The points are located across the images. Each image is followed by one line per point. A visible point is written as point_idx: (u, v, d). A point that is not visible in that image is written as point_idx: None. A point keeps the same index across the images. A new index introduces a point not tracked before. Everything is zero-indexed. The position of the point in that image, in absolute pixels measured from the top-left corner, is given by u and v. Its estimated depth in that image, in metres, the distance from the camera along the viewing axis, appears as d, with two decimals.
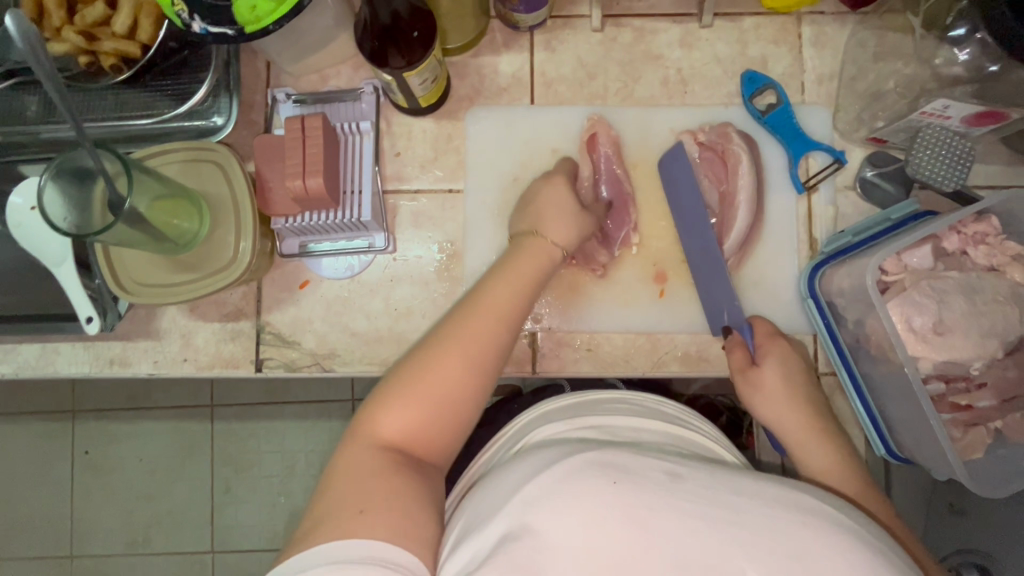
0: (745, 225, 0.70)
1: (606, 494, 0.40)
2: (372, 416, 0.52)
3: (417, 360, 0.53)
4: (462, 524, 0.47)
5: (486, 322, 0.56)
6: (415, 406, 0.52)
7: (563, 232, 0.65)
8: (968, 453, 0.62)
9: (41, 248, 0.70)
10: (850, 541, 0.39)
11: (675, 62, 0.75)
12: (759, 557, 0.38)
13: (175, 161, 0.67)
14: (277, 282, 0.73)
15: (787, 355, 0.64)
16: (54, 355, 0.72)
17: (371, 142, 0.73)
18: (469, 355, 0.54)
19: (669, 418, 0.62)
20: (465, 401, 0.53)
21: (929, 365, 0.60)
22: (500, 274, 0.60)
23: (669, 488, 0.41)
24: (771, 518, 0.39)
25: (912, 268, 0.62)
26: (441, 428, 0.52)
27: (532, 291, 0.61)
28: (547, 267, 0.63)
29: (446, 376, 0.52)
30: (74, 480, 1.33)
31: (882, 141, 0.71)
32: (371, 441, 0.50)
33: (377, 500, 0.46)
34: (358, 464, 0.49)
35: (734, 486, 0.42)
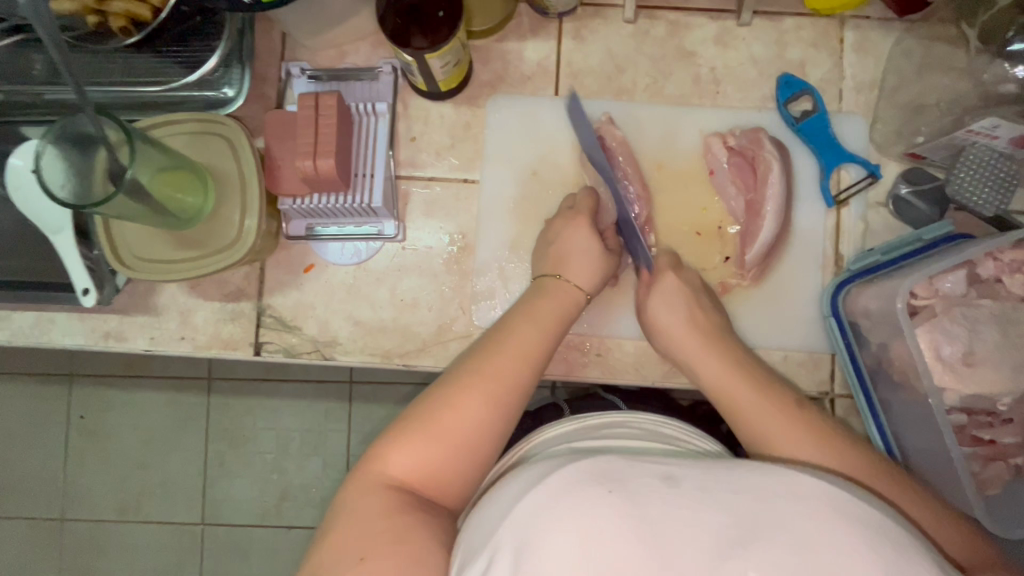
0: (771, 236, 0.66)
1: (605, 504, 0.42)
2: (384, 455, 0.52)
3: (436, 401, 0.54)
4: (467, 541, 0.47)
5: (508, 364, 0.56)
6: (426, 447, 0.52)
7: (584, 272, 0.64)
8: (986, 488, 0.60)
9: (39, 214, 0.67)
10: (850, 525, 0.40)
11: (708, 60, 0.72)
12: (760, 555, 0.39)
13: (183, 133, 0.65)
14: (282, 264, 0.71)
15: (666, 287, 0.64)
16: (49, 324, 0.70)
17: (386, 124, 0.70)
18: (489, 397, 0.54)
19: (678, 440, 0.61)
20: (482, 445, 0.53)
21: (955, 396, 0.58)
22: (523, 314, 0.61)
23: (665, 493, 0.43)
24: (767, 513, 0.41)
25: (943, 293, 0.59)
26: (454, 471, 0.53)
27: (556, 332, 0.61)
28: (568, 310, 0.63)
29: (466, 418, 0.53)
30: (68, 445, 1.32)
31: (920, 158, 0.68)
32: (383, 481, 0.51)
33: (378, 545, 0.47)
34: (367, 501, 0.50)
35: (729, 483, 0.43)
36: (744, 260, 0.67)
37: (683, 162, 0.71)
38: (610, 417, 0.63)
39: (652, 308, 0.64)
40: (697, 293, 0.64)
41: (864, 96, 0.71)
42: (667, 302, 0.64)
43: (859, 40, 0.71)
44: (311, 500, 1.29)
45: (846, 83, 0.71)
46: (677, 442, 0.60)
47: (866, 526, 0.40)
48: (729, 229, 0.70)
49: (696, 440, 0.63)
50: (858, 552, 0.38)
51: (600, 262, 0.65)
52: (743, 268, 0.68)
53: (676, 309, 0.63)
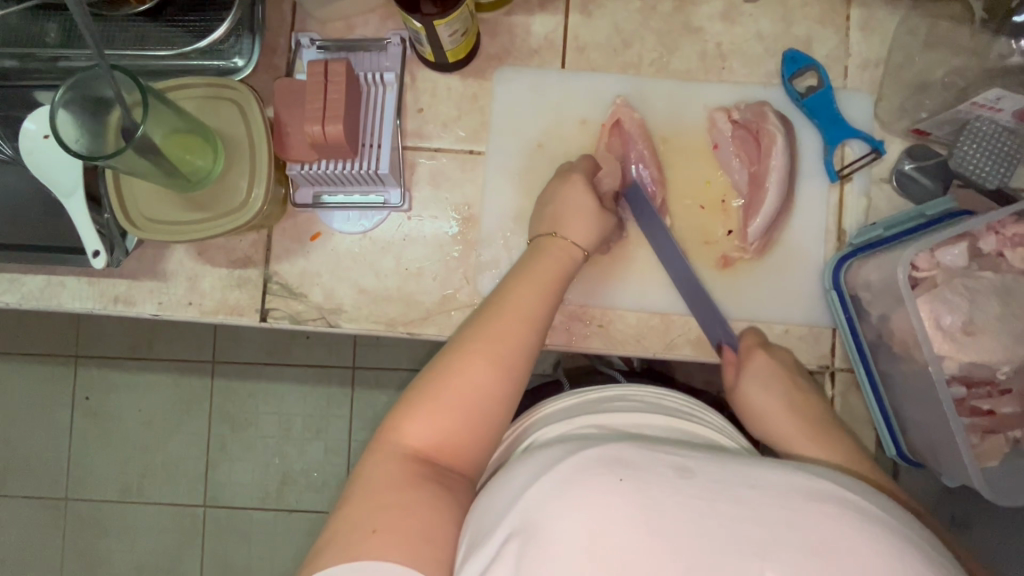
0: (774, 209, 0.67)
1: (615, 492, 0.39)
2: (398, 426, 0.53)
3: (442, 367, 0.54)
4: (470, 529, 0.46)
5: (511, 326, 0.57)
6: (438, 413, 0.53)
7: (581, 231, 0.65)
8: (984, 459, 0.60)
9: (51, 177, 0.68)
10: (874, 531, 0.38)
11: (714, 36, 0.72)
12: (779, 559, 0.36)
13: (193, 97, 0.65)
14: (288, 232, 0.72)
15: (757, 368, 0.64)
16: (59, 288, 0.71)
17: (394, 94, 0.71)
18: (496, 360, 0.55)
19: (675, 412, 0.61)
20: (492, 407, 0.54)
21: (954, 365, 0.58)
22: (521, 277, 0.61)
23: (678, 485, 0.40)
24: (787, 513, 0.38)
25: (944, 266, 0.60)
26: (468, 432, 0.53)
27: (555, 289, 0.61)
28: (567, 269, 0.63)
29: (474, 381, 0.53)
30: (73, 425, 1.34)
31: (924, 134, 0.68)
32: (399, 451, 0.51)
33: (389, 517, 0.47)
34: (382, 473, 0.50)
35: (748, 479, 0.41)
36: (746, 233, 0.68)
37: (687, 136, 0.71)
38: (612, 392, 0.64)
39: (747, 391, 0.63)
40: (792, 375, 0.64)
41: (870, 73, 0.71)
42: (764, 386, 0.63)
43: (865, 17, 0.72)
44: (313, 484, 1.30)
45: (851, 60, 0.71)
46: (689, 420, 0.60)
47: (885, 532, 0.38)
48: (733, 202, 0.70)
49: (707, 417, 0.64)
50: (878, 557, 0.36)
51: (596, 220, 0.65)
52: (745, 240, 0.68)
53: (772, 391, 0.62)
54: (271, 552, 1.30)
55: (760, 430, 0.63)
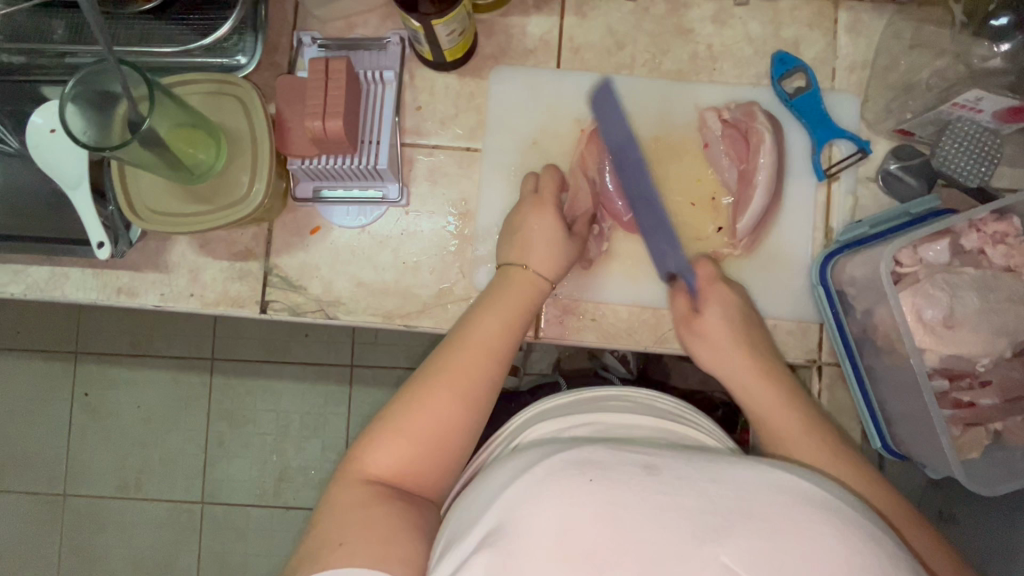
0: (763, 206, 0.69)
1: (585, 491, 0.41)
2: (361, 456, 0.55)
3: (406, 400, 0.56)
4: (450, 531, 0.48)
5: (473, 357, 0.59)
6: (400, 443, 0.55)
7: (547, 260, 0.66)
8: (965, 451, 0.61)
9: (57, 170, 0.70)
10: (827, 518, 0.40)
11: (705, 38, 0.74)
12: (740, 545, 0.38)
13: (198, 92, 0.67)
14: (289, 226, 0.73)
15: (729, 301, 0.67)
16: (63, 279, 0.73)
17: (393, 92, 0.73)
18: (456, 391, 0.57)
19: (661, 413, 0.62)
20: (453, 435, 0.56)
21: (935, 357, 0.60)
22: (487, 306, 0.63)
23: (646, 482, 0.42)
24: (749, 502, 0.41)
25: (926, 261, 0.62)
26: (428, 462, 0.55)
27: (521, 325, 0.63)
28: (532, 299, 0.65)
29: (435, 412, 0.55)
30: (71, 420, 1.35)
31: (909, 133, 0.70)
32: (362, 478, 0.53)
33: (355, 533, 0.48)
34: (345, 497, 0.52)
35: (709, 473, 0.43)
36: (735, 230, 0.70)
37: (679, 135, 0.73)
38: (607, 392, 0.65)
39: (710, 316, 0.66)
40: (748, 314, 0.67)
41: (857, 75, 0.73)
42: (726, 315, 0.66)
43: (853, 20, 0.73)
44: (309, 480, 1.31)
45: (839, 62, 0.73)
46: (677, 421, 0.62)
47: (839, 518, 0.40)
48: (722, 200, 0.72)
49: (698, 421, 0.66)
50: (836, 544, 0.38)
51: (561, 248, 0.67)
52: (734, 237, 0.70)
53: (732, 323, 0.66)
54: (267, 548, 1.31)
55: (705, 357, 0.67)
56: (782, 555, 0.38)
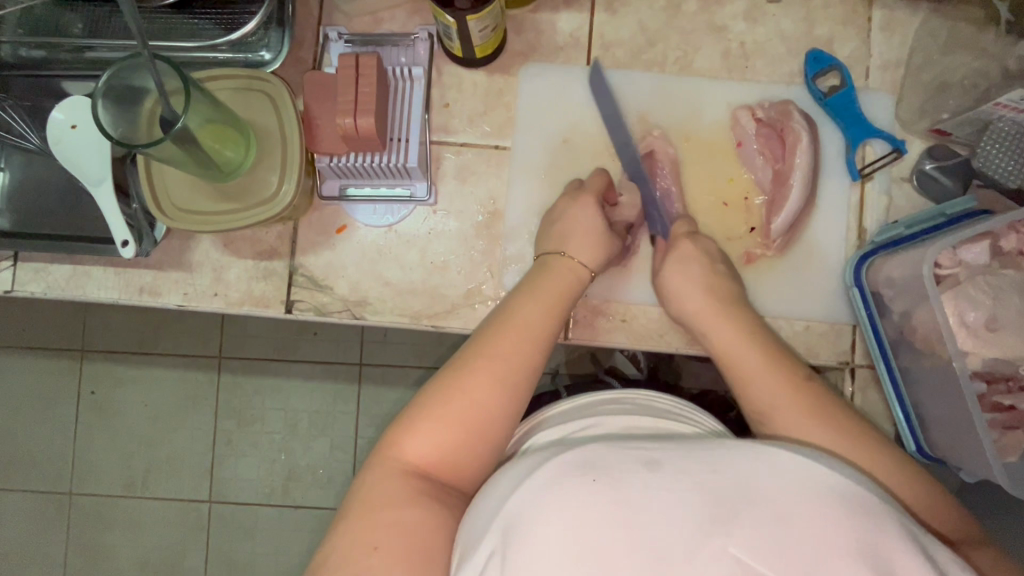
0: (798, 206, 0.68)
1: (590, 493, 0.42)
2: (399, 440, 0.53)
3: (444, 384, 0.54)
4: (463, 536, 0.48)
5: (515, 342, 0.57)
6: (440, 429, 0.53)
7: (588, 251, 0.65)
8: (1005, 454, 0.60)
9: (79, 167, 0.68)
10: (823, 501, 0.41)
11: (738, 35, 0.73)
12: (740, 533, 0.40)
13: (227, 89, 0.66)
14: (314, 225, 0.72)
15: (681, 253, 0.66)
16: (85, 278, 0.71)
17: (421, 88, 0.72)
18: (497, 379, 0.55)
19: (677, 415, 0.62)
20: (495, 423, 0.54)
21: (978, 361, 0.59)
22: (523, 296, 0.61)
23: (648, 479, 0.43)
24: (746, 491, 0.42)
25: (967, 263, 0.61)
26: (470, 451, 0.53)
27: (561, 311, 0.61)
28: (570, 290, 0.63)
29: (475, 399, 0.54)
30: (78, 419, 1.33)
31: (945, 134, 0.69)
32: (400, 466, 0.52)
33: (388, 536, 0.48)
34: (382, 488, 0.50)
35: (708, 464, 0.45)
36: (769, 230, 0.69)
37: (711, 134, 0.72)
38: (605, 396, 0.64)
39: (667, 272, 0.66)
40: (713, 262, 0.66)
41: (891, 74, 0.72)
42: (682, 270, 0.65)
43: (888, 18, 0.72)
44: (319, 480, 1.30)
45: (873, 61, 0.72)
46: (678, 421, 0.61)
47: (837, 500, 0.42)
48: (756, 199, 0.71)
49: (695, 417, 0.64)
50: (833, 523, 0.40)
51: (603, 242, 0.66)
52: (768, 238, 0.69)
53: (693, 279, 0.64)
54: (276, 548, 1.30)
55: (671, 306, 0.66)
56: (783, 540, 0.40)
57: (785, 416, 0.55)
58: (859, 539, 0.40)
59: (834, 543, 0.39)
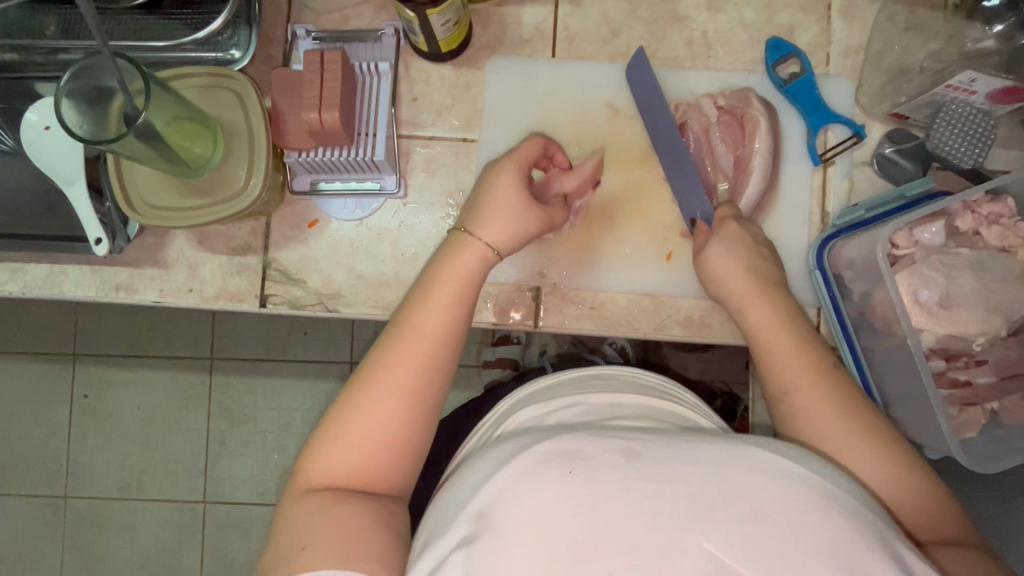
0: (757, 192, 0.70)
1: (563, 485, 0.42)
2: (307, 465, 0.53)
3: (343, 403, 0.54)
4: (433, 519, 0.48)
5: (408, 345, 0.55)
6: (341, 447, 0.52)
7: (500, 234, 0.63)
8: (963, 431, 0.62)
9: (53, 166, 0.70)
10: (805, 498, 0.41)
11: (700, 25, 0.74)
12: (716, 530, 0.40)
13: (195, 86, 0.67)
14: (286, 220, 0.73)
15: (727, 234, 0.65)
16: (62, 277, 0.73)
17: (389, 83, 0.72)
18: (392, 385, 0.54)
19: (648, 390, 0.63)
20: (393, 427, 0.53)
21: (932, 338, 0.61)
22: (428, 286, 0.59)
23: (624, 470, 0.43)
24: (728, 486, 0.41)
25: (923, 243, 0.62)
26: (374, 459, 0.53)
27: (466, 306, 0.59)
28: (478, 272, 0.61)
29: (369, 410, 0.53)
30: (71, 422, 1.35)
31: (904, 118, 0.70)
32: (309, 487, 0.51)
33: (319, 534, 0.47)
34: (297, 509, 0.50)
35: (688, 456, 0.44)
36: None
37: None
38: (582, 372, 0.67)
39: (711, 253, 0.65)
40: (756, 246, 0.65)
41: (851, 59, 0.73)
42: (728, 252, 0.64)
43: (846, 5, 0.74)
44: None
45: (833, 47, 0.73)
46: (661, 398, 0.62)
47: (811, 489, 0.41)
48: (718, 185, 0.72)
49: (677, 395, 0.66)
50: (813, 517, 0.40)
51: (522, 219, 0.63)
52: None
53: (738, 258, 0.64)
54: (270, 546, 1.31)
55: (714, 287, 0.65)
56: (760, 538, 0.39)
57: (795, 403, 0.55)
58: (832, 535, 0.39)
59: (813, 544, 0.39)
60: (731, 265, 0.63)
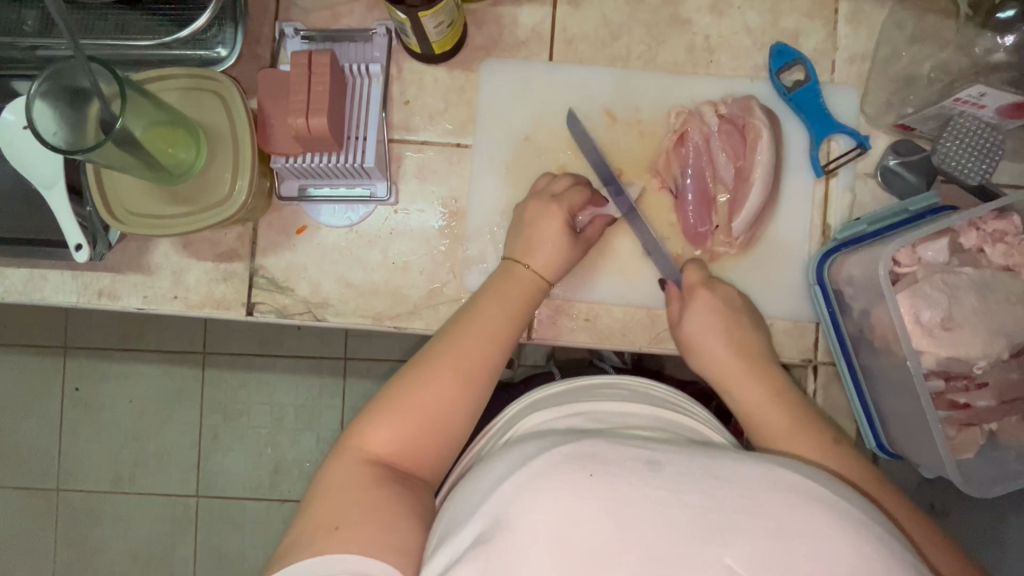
0: (759, 204, 0.67)
1: (584, 488, 0.40)
2: (362, 432, 0.53)
3: (410, 377, 0.55)
4: (445, 519, 0.47)
5: (478, 340, 0.58)
6: (402, 422, 0.53)
7: (551, 263, 0.65)
8: (960, 452, 0.61)
9: (30, 168, 0.67)
10: (825, 518, 0.39)
11: (703, 28, 0.72)
12: (737, 543, 0.38)
13: (176, 89, 0.64)
14: (273, 225, 0.71)
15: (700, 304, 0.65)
16: (42, 282, 0.71)
17: (380, 86, 0.70)
18: (460, 373, 0.56)
19: (660, 402, 0.61)
20: (454, 416, 0.55)
21: (932, 360, 0.59)
22: (491, 291, 0.62)
23: (646, 478, 0.41)
24: (750, 499, 0.40)
25: (925, 261, 0.61)
26: (429, 444, 0.54)
27: (522, 316, 0.62)
28: (530, 298, 0.63)
29: (435, 393, 0.55)
30: (62, 415, 1.33)
31: (910, 129, 0.68)
32: (362, 456, 0.52)
33: (354, 516, 0.47)
34: (343, 476, 0.50)
35: (711, 470, 0.42)
36: (732, 228, 0.68)
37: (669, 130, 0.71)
38: (598, 380, 0.65)
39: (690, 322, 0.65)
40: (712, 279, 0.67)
41: (856, 67, 0.71)
42: (706, 324, 0.64)
43: (854, 11, 0.71)
44: (304, 472, 1.31)
45: (839, 54, 0.71)
46: (672, 409, 0.60)
47: (829, 509, 0.40)
48: (719, 198, 0.70)
49: (690, 409, 0.64)
50: (834, 539, 0.38)
51: (563, 249, 0.65)
52: (731, 235, 0.68)
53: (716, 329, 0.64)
54: (262, 542, 1.30)
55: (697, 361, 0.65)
56: (780, 555, 0.37)
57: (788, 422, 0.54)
58: (855, 556, 0.38)
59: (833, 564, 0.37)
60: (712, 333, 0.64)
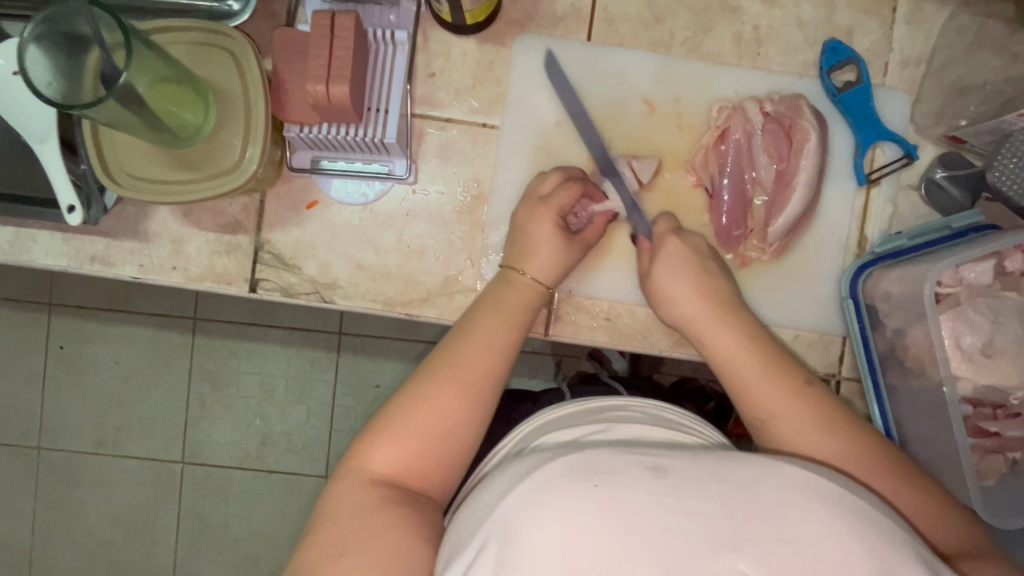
0: (802, 208, 0.64)
1: (589, 500, 0.37)
2: (362, 451, 0.50)
3: (409, 395, 0.52)
4: (455, 535, 0.44)
5: (478, 352, 0.55)
6: (403, 441, 0.50)
7: (546, 268, 0.62)
8: (982, 479, 0.60)
9: (20, 119, 0.62)
10: (832, 515, 0.37)
11: (753, 18, 0.68)
12: (751, 548, 0.36)
13: (185, 42, 0.59)
14: (282, 199, 0.67)
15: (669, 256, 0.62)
16: (30, 243, 0.66)
17: (405, 55, 0.64)
18: (461, 387, 0.53)
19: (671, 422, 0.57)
20: (456, 431, 0.52)
21: (969, 386, 0.57)
22: (489, 302, 0.59)
23: (651, 486, 0.39)
24: (758, 502, 0.37)
25: (969, 283, 0.58)
26: (432, 461, 0.51)
27: (524, 325, 0.59)
28: (530, 307, 0.60)
29: (436, 407, 0.52)
30: (45, 373, 1.29)
31: (960, 142, 0.65)
32: (363, 477, 0.49)
33: (355, 539, 0.44)
34: (348, 500, 0.47)
35: (714, 472, 0.40)
36: (768, 232, 0.65)
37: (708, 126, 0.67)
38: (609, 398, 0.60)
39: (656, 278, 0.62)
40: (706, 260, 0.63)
41: (910, 73, 0.67)
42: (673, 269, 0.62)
43: (912, 11, 0.67)
44: (293, 446, 1.28)
45: (893, 57, 0.67)
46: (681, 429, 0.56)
47: (841, 508, 0.38)
48: (756, 200, 0.67)
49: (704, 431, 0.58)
50: (846, 537, 0.36)
51: (565, 257, 0.63)
52: (764, 240, 0.65)
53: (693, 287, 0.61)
54: (247, 514, 1.28)
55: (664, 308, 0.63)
56: (791, 556, 0.35)
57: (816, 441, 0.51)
58: (875, 561, 0.35)
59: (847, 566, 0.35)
60: (688, 288, 0.61)
